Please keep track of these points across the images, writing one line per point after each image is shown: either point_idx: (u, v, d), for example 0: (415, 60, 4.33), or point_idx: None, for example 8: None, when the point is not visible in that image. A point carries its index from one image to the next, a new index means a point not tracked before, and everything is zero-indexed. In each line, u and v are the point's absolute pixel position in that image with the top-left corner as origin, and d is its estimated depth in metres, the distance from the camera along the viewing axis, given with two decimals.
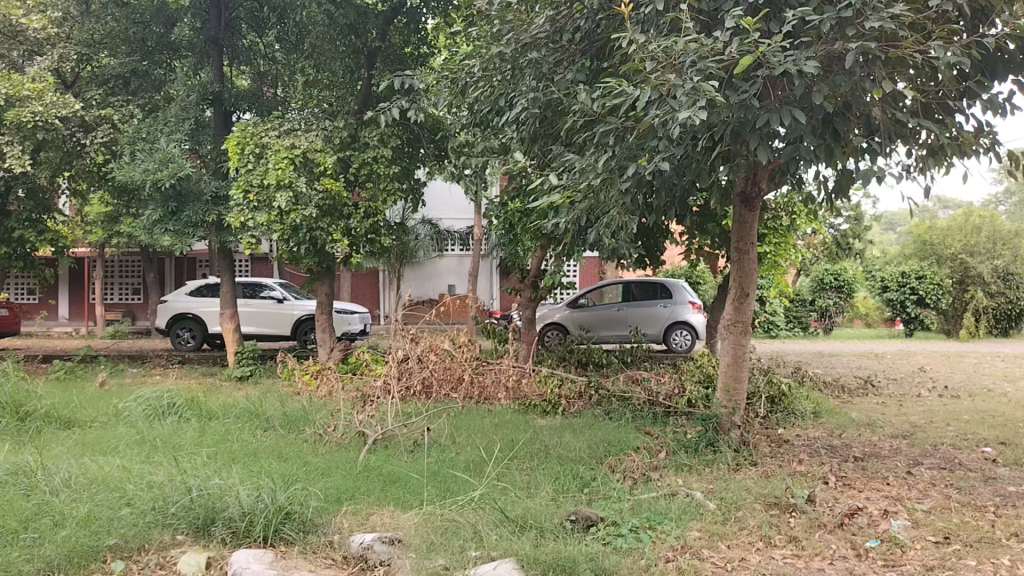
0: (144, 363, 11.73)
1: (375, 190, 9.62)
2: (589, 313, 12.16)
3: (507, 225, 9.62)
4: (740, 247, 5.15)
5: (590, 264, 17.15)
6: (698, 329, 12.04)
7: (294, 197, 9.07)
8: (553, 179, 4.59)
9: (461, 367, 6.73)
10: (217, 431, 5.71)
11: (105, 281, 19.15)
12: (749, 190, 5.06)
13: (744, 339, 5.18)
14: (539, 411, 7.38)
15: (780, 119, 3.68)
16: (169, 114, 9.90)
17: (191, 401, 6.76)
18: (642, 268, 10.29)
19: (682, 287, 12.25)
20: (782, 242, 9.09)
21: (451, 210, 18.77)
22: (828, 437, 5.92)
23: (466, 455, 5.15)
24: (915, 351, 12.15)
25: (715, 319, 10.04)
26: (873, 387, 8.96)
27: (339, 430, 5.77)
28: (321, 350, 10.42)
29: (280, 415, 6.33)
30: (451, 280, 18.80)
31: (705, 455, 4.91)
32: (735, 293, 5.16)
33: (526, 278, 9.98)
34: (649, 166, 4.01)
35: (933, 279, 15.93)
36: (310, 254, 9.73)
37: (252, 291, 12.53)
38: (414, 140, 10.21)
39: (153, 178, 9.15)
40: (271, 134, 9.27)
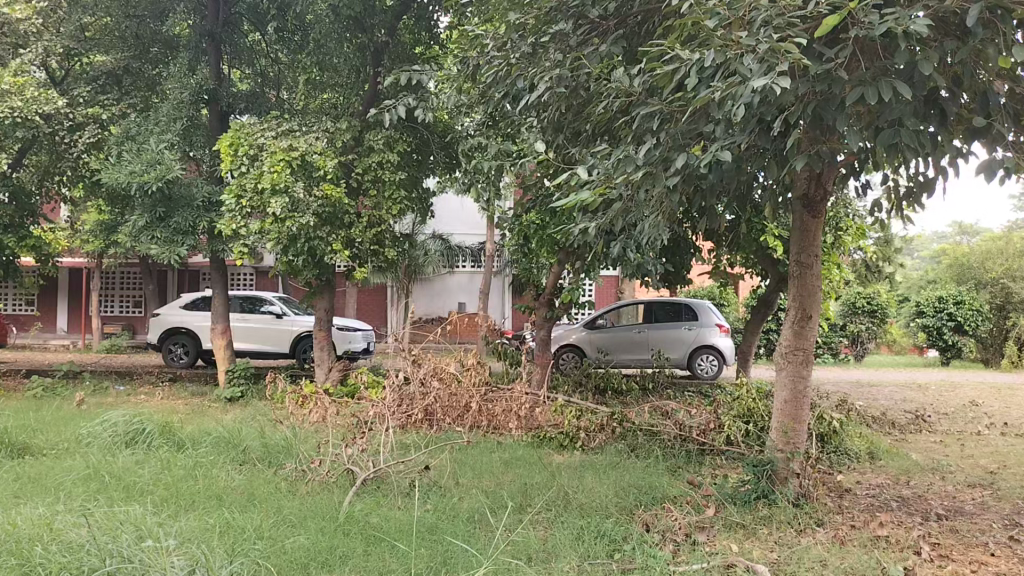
0: (131, 381, 10.96)
1: (379, 198, 8.89)
2: (608, 334, 11.36)
3: (520, 236, 8.80)
4: (802, 260, 4.36)
5: (607, 283, 16.35)
6: (725, 353, 11.17)
7: (291, 204, 8.28)
8: (582, 170, 3.76)
9: (469, 394, 6.13)
10: (183, 467, 4.93)
11: (104, 293, 18.46)
12: (812, 193, 4.29)
13: (804, 371, 4.34)
14: (556, 444, 6.56)
15: (876, 93, 2.90)
16: (161, 113, 9.21)
17: (163, 428, 5.97)
18: (667, 287, 9.47)
19: (708, 308, 11.38)
20: (826, 262, 8.25)
21: (462, 226, 18.03)
22: (895, 486, 5.05)
23: (471, 505, 4.33)
24: (961, 382, 11.22)
25: (746, 345, 9.20)
26: (926, 422, 8.08)
27: (324, 466, 4.96)
28: (318, 370, 9.62)
29: (260, 447, 5.53)
30: (461, 297, 18.01)
31: (760, 511, 4.09)
32: (795, 314, 4.36)
33: (541, 296, 9.17)
34: (706, 155, 3.25)
35: (973, 305, 15.00)
36: (310, 266, 8.95)
37: (250, 305, 11.80)
38: (422, 145, 9.49)
39: (139, 179, 8.43)
40: (267, 134, 8.51)
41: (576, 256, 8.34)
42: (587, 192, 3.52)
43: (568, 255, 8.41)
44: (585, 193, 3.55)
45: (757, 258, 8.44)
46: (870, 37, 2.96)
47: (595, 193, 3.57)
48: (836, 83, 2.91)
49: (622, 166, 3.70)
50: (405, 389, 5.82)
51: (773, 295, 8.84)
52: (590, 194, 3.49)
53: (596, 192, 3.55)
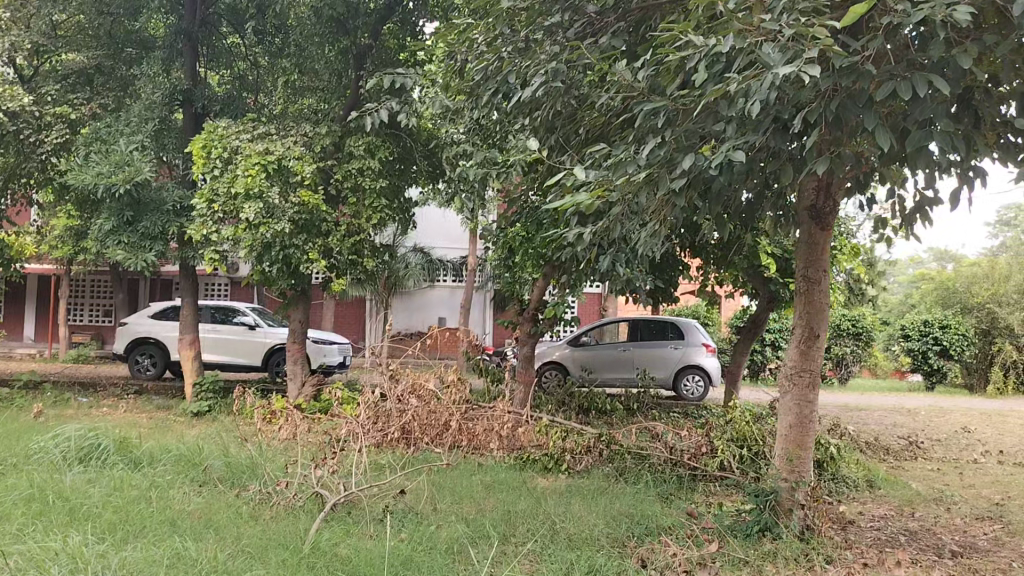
0: (95, 392, 10.52)
1: (358, 205, 8.56)
2: (593, 352, 11.05)
3: (505, 249, 8.49)
4: (809, 274, 4.07)
5: (590, 300, 16.08)
6: (712, 374, 10.81)
7: (266, 210, 7.93)
8: (581, 171, 3.43)
9: (447, 411, 5.79)
10: (137, 489, 4.57)
11: (73, 302, 17.94)
12: (821, 203, 4.02)
13: (811, 394, 4.05)
14: (540, 467, 6.22)
15: (910, 88, 2.63)
16: (132, 113, 8.85)
17: (121, 444, 5.58)
18: (654, 303, 9.18)
19: (695, 327, 11.09)
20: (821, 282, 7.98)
21: (444, 239, 17.71)
22: (900, 519, 4.77)
23: (449, 534, 3.99)
24: (950, 407, 11.00)
25: (735, 366, 8.91)
26: (920, 449, 7.83)
27: (292, 489, 4.61)
28: (291, 384, 9.22)
29: (223, 465, 5.17)
30: (441, 312, 17.65)
31: (763, 546, 3.80)
32: (801, 333, 4.06)
33: (525, 311, 8.85)
34: (718, 155, 2.97)
35: (959, 329, 14.84)
36: (284, 275, 8.61)
37: (222, 316, 11.39)
38: (405, 154, 9.18)
39: (107, 181, 8.04)
40: (242, 137, 8.14)
41: (562, 270, 8.05)
42: (588, 194, 3.18)
43: (553, 269, 8.11)
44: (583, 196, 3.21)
45: (748, 276, 8.16)
46: (902, 27, 2.70)
47: (597, 195, 3.22)
48: (866, 76, 2.64)
49: (623, 168, 3.42)
50: (382, 406, 5.55)
51: (765, 314, 8.56)
52: (593, 196, 3.14)
53: (599, 193, 3.19)
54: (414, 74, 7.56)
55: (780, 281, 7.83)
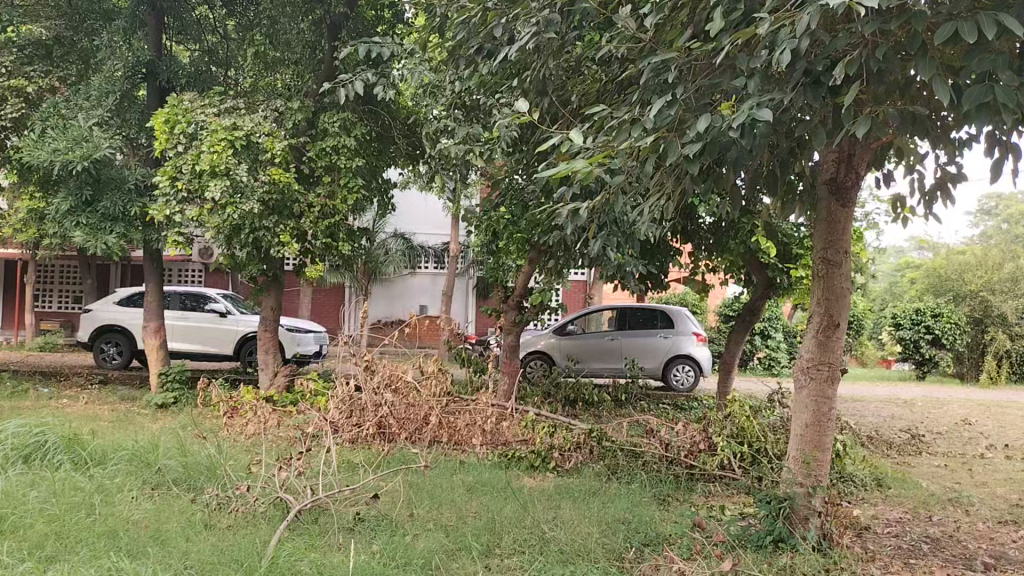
0: (57, 382, 9.99)
1: (333, 185, 8.11)
2: (578, 341, 10.63)
3: (488, 231, 8.01)
4: (828, 257, 3.66)
5: (575, 288, 15.70)
6: (702, 364, 10.53)
7: (232, 188, 7.43)
8: (579, 130, 2.94)
9: (427, 406, 5.51)
10: (77, 494, 4.08)
11: (41, 288, 17.31)
12: (842, 175, 3.61)
13: (829, 390, 3.65)
14: (526, 465, 5.84)
15: (974, 30, 2.22)
16: (91, 86, 8.30)
17: (69, 441, 5.10)
18: (644, 288, 8.77)
19: (685, 316, 10.74)
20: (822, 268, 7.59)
21: (425, 224, 17.25)
22: (916, 523, 4.39)
23: (425, 546, 3.56)
24: (947, 398, 10.69)
25: (728, 357, 8.53)
26: (922, 442, 7.48)
27: (253, 492, 4.16)
28: (262, 375, 8.75)
29: (180, 463, 4.71)
30: (422, 300, 17.17)
31: (779, 561, 3.41)
32: (819, 322, 3.66)
33: (509, 297, 8.40)
34: (741, 113, 2.54)
35: (951, 318, 14.52)
36: (255, 259, 8.13)
37: (192, 303, 10.88)
38: (383, 133, 8.74)
39: (63, 158, 7.51)
40: (207, 111, 7.61)
41: (549, 255, 7.63)
42: (590, 155, 2.70)
43: (540, 254, 7.67)
44: (585, 157, 2.72)
45: (744, 261, 7.74)
46: None
47: (602, 157, 2.73)
48: (921, 14, 2.23)
49: (628, 130, 3.00)
50: (354, 398, 5.22)
51: (761, 302, 8.18)
52: (598, 158, 2.66)
53: (605, 154, 2.70)
54: (391, 43, 7.09)
55: (778, 267, 7.42)
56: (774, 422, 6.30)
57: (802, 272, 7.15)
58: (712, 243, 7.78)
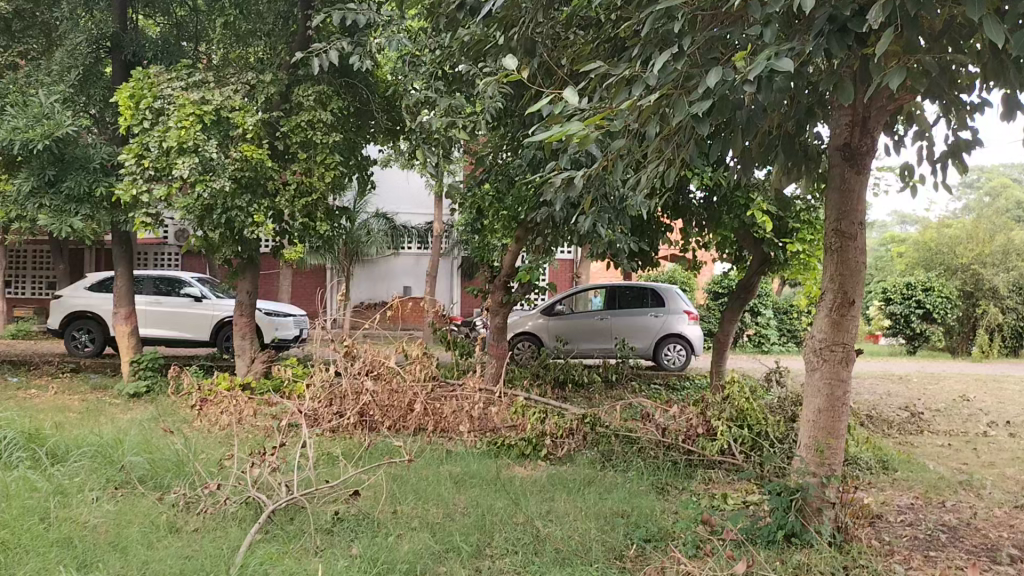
0: (28, 371, 9.63)
1: (309, 162, 7.75)
2: (566, 321, 10.36)
3: (472, 208, 7.67)
4: (842, 229, 3.40)
5: (561, 266, 15.44)
6: (693, 343, 10.30)
7: (202, 165, 7.08)
8: (574, 89, 2.65)
9: (412, 392, 5.50)
10: (33, 496, 3.77)
11: (15, 274, 16.85)
12: (857, 139, 3.36)
13: (844, 372, 3.40)
14: (516, 453, 5.48)
15: None
16: (52, 61, 7.87)
17: (29, 438, 4.77)
18: (634, 264, 8.49)
19: (675, 294, 10.48)
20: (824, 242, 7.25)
21: (408, 204, 16.89)
22: (929, 510, 4.17)
23: (411, 548, 3.29)
24: (943, 374, 10.49)
25: (723, 335, 8.28)
26: (923, 420, 7.27)
27: (224, 491, 3.87)
28: (239, 361, 8.43)
29: (147, 460, 4.40)
30: (406, 281, 16.82)
31: (793, 558, 3.17)
32: (831, 300, 3.39)
33: (495, 277, 8.10)
34: (758, 63, 2.25)
35: (943, 292, 14.33)
36: (229, 241, 7.79)
37: (167, 287, 10.53)
38: (361, 108, 8.40)
39: (22, 137, 7.11)
40: (174, 85, 7.22)
41: (535, 232, 7.33)
42: (588, 114, 2.41)
43: (526, 233, 7.38)
44: (582, 117, 2.42)
45: (737, 236, 7.46)
46: None
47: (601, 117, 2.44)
48: None
49: (627, 88, 2.72)
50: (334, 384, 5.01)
51: (755, 278, 7.92)
52: (597, 117, 2.37)
53: (606, 113, 2.40)
54: (367, 9, 6.72)
55: (775, 242, 7.14)
56: (773, 403, 6.05)
57: (799, 245, 6.89)
58: (705, 219, 7.50)
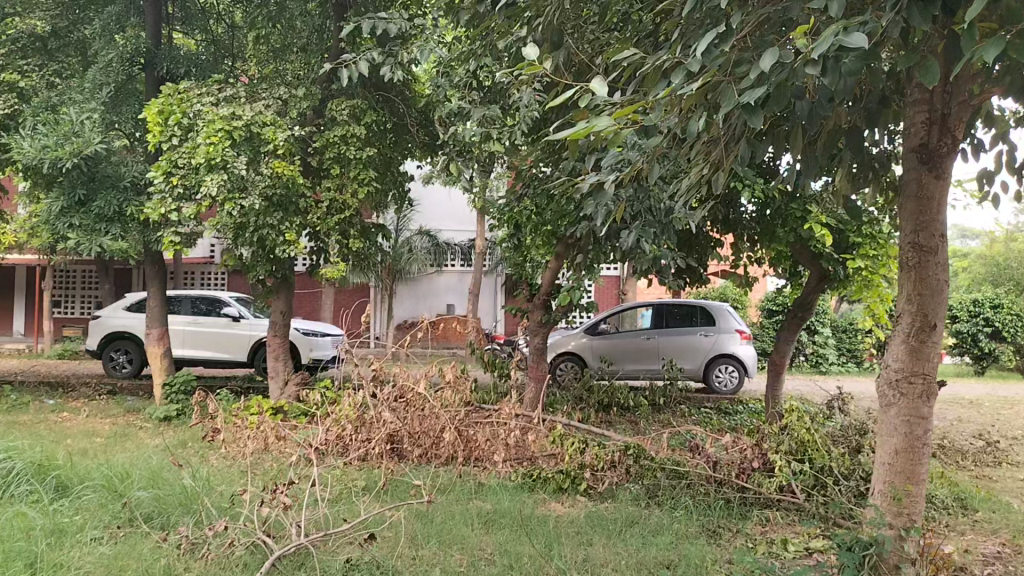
0: (65, 392, 9.50)
1: (342, 178, 7.47)
2: (612, 341, 9.93)
3: (510, 224, 7.31)
4: (920, 242, 2.97)
5: (608, 283, 15.03)
6: (746, 364, 9.79)
7: (231, 182, 6.83)
8: (603, 80, 2.29)
9: (445, 415, 5.22)
10: (25, 538, 3.48)
11: (65, 294, 16.98)
12: (932, 139, 2.95)
13: (925, 408, 2.97)
14: (552, 488, 5.07)
15: None
16: (85, 78, 7.75)
17: (38, 468, 4.51)
18: (681, 281, 8.06)
19: (727, 312, 9.98)
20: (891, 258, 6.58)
21: (452, 221, 16.65)
22: (1019, 562, 3.67)
23: None
24: (1017, 398, 9.79)
25: (779, 357, 7.79)
26: (1001, 450, 6.68)
27: (231, 532, 3.55)
28: (272, 384, 8.15)
29: (156, 493, 4.11)
30: (450, 299, 16.54)
31: None
32: (908, 323, 2.97)
33: (536, 296, 7.72)
34: (822, 38, 1.88)
35: (1013, 309, 13.55)
36: (262, 259, 7.56)
37: (206, 307, 10.37)
38: (396, 121, 8.12)
39: (51, 155, 6.95)
40: (204, 101, 6.96)
41: (577, 248, 6.95)
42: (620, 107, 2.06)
43: (567, 249, 7.01)
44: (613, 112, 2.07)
45: (793, 251, 7.03)
46: None
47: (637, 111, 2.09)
48: None
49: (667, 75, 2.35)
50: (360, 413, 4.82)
51: (813, 296, 7.41)
52: (633, 110, 2.02)
53: (643, 105, 2.05)
54: (399, 17, 6.42)
55: (834, 257, 6.67)
56: (835, 432, 5.57)
57: (861, 261, 6.37)
58: (757, 233, 7.06)
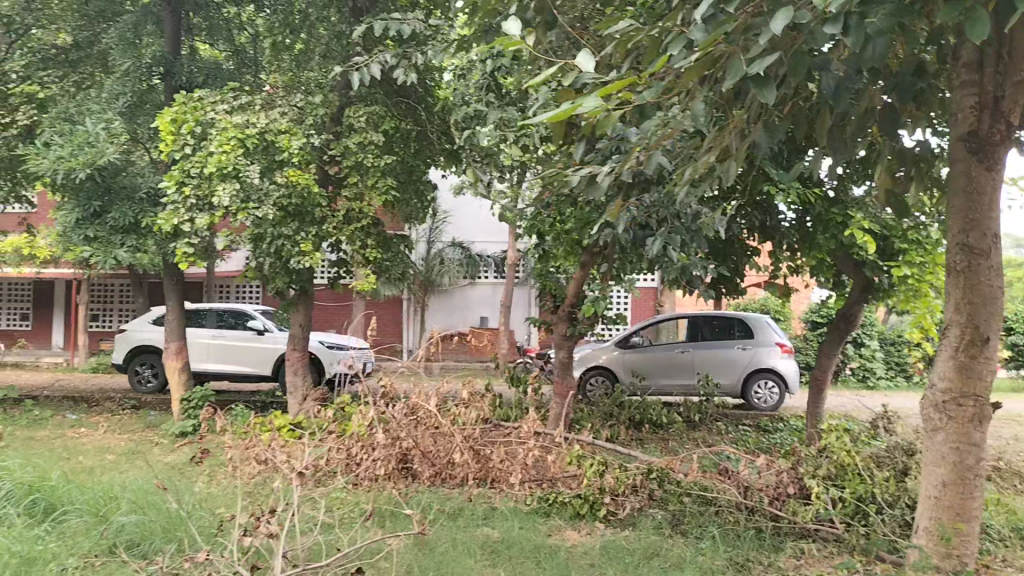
0: (89, 407, 9.39)
1: (360, 186, 7.21)
2: (646, 355, 9.55)
3: (532, 233, 7.00)
4: (970, 243, 2.60)
5: (644, 295, 14.65)
6: (786, 379, 9.34)
7: (244, 192, 6.65)
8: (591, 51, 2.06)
9: (458, 435, 4.90)
10: None
11: (101, 308, 17.06)
12: (983, 125, 2.60)
13: (976, 434, 2.61)
14: (570, 513, 4.73)
15: None
16: (103, 89, 7.62)
17: (27, 488, 4.31)
18: (718, 293, 7.66)
19: (766, 325, 9.54)
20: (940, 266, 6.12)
21: (485, 233, 16.37)
22: None
23: None
24: None
25: (820, 372, 7.35)
26: None
27: (210, 565, 3.29)
28: (291, 399, 7.92)
29: (142, 517, 3.87)
30: (483, 312, 16.25)
31: None
32: (956, 336, 2.61)
33: (561, 308, 7.40)
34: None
35: None
36: (281, 271, 7.35)
37: (230, 320, 10.20)
38: (418, 129, 7.86)
39: (65, 166, 6.83)
40: (218, 108, 6.77)
41: (603, 258, 6.62)
42: (606, 85, 1.83)
43: (594, 258, 6.68)
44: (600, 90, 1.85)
45: (835, 260, 6.62)
46: None
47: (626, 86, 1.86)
48: None
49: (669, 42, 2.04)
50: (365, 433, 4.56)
51: (857, 308, 6.98)
52: (621, 89, 1.79)
53: (634, 82, 1.82)
54: (414, 17, 6.16)
55: (877, 265, 6.23)
56: (879, 453, 5.14)
57: (908, 267, 5.90)
58: (797, 241, 6.65)
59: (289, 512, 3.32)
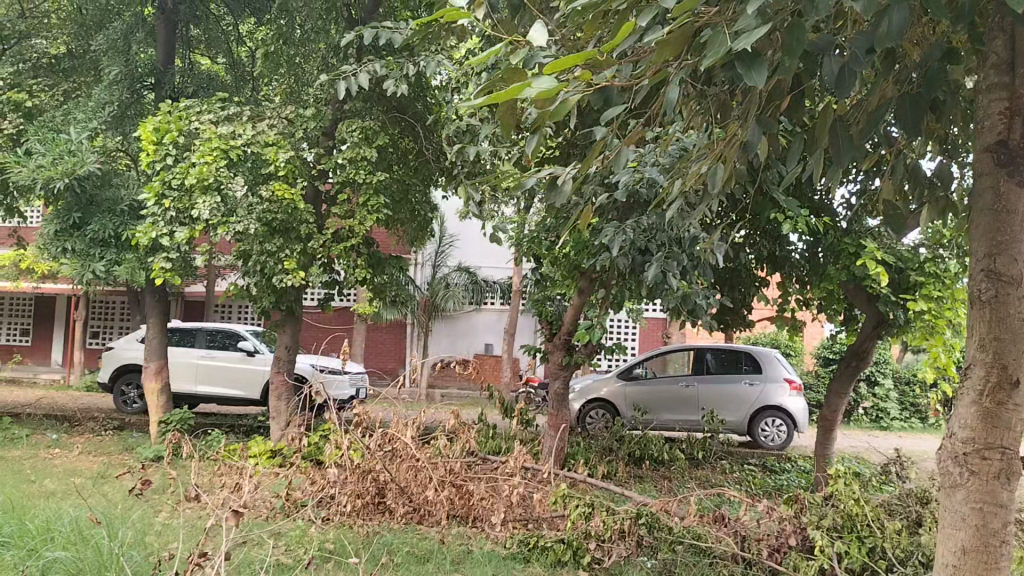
0: (70, 426, 9.09)
1: (351, 204, 6.88)
2: (649, 388, 9.15)
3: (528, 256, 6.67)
4: (997, 267, 2.24)
5: (651, 326, 14.25)
6: (796, 417, 8.91)
7: (222, 205, 6.44)
8: (544, 26, 1.82)
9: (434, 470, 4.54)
10: None
11: (103, 323, 16.85)
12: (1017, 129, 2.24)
13: (1004, 489, 2.23)
14: (551, 557, 4.36)
15: None
16: (91, 96, 7.34)
17: None
18: (723, 324, 7.31)
19: (776, 360, 9.13)
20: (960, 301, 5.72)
21: (492, 258, 16.07)
22: None
23: None
24: None
25: (830, 411, 6.93)
26: None
27: None
28: (275, 424, 7.57)
29: (75, 550, 3.51)
30: (488, 338, 15.90)
31: None
32: (981, 377, 2.25)
33: (558, 336, 7.04)
34: None
35: None
36: (265, 290, 7.03)
37: (222, 341, 9.90)
38: (415, 147, 7.55)
39: (43, 175, 6.58)
40: (203, 118, 6.51)
41: (600, 284, 6.28)
42: (558, 59, 1.58)
43: (591, 283, 6.34)
44: (551, 64, 1.60)
45: (847, 292, 6.25)
46: None
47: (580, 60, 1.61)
48: None
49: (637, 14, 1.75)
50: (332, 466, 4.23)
51: (869, 344, 6.59)
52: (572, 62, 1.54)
53: (589, 57, 1.57)
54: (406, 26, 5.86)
55: (891, 299, 5.85)
56: (891, 499, 4.73)
57: (924, 302, 5.52)
58: (806, 271, 6.29)
59: (226, 554, 2.97)
